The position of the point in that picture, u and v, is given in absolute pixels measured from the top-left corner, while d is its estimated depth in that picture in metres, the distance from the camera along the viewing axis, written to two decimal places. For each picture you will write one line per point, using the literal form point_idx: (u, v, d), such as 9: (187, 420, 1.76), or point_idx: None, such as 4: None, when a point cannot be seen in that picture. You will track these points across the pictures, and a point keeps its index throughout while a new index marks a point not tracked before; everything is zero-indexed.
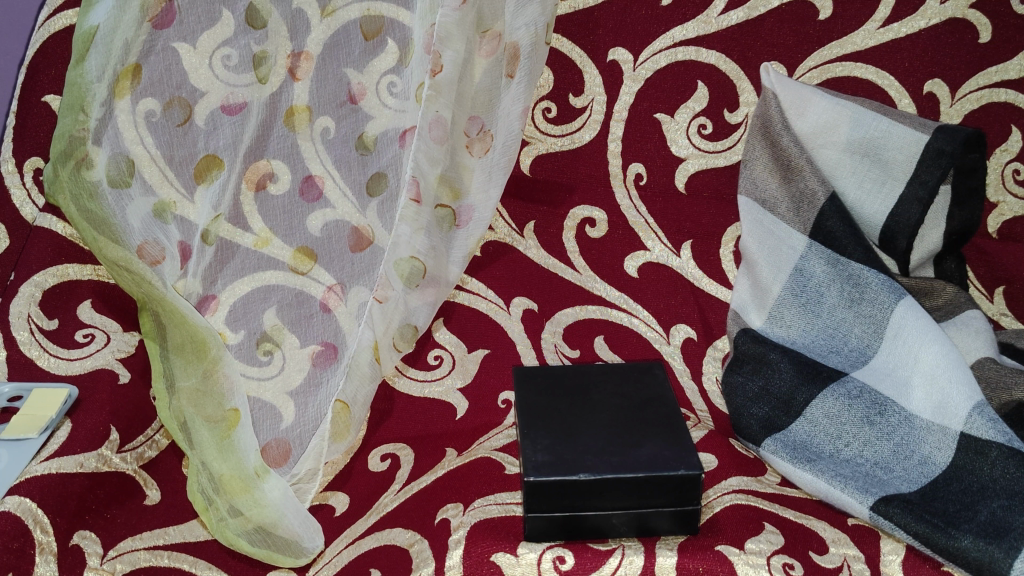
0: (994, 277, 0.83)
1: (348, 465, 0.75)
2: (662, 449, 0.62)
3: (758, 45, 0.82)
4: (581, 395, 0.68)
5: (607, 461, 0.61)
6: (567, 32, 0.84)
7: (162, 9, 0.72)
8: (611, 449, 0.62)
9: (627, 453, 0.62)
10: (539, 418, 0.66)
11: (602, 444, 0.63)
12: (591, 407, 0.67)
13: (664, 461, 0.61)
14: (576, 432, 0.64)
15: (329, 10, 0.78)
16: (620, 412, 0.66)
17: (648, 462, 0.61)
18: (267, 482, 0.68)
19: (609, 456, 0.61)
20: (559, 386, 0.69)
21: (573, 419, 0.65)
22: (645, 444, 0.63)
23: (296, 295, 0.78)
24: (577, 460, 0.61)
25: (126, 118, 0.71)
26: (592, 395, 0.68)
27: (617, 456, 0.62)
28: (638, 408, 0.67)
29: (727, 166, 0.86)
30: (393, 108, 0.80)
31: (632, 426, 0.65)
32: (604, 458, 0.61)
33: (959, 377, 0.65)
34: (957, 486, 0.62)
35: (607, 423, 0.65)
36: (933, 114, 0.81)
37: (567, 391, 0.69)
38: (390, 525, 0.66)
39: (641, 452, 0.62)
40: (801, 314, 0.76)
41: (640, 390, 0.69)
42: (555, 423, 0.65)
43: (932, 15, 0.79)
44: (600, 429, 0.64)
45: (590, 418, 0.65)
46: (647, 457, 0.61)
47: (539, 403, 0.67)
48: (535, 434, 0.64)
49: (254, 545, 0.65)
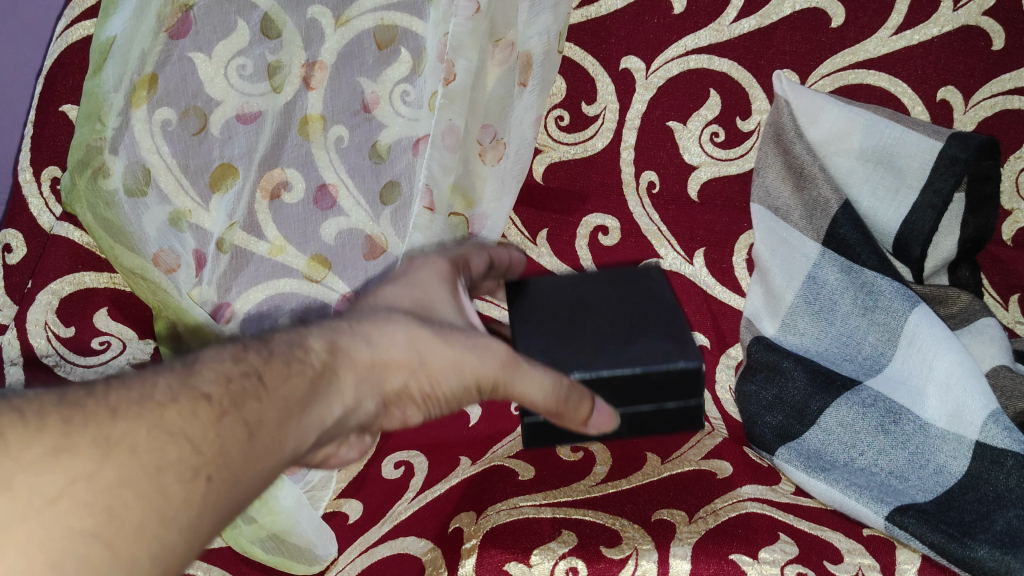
0: (1009, 284, 0.82)
1: (362, 471, 0.80)
2: (661, 342, 0.58)
3: (770, 53, 0.80)
4: (575, 292, 0.63)
5: (602, 357, 0.57)
6: (580, 40, 0.84)
7: (179, 19, 0.70)
8: (605, 345, 0.58)
9: (623, 348, 0.57)
10: (531, 321, 0.61)
11: (596, 344, 0.58)
12: (586, 308, 0.61)
13: (663, 354, 0.57)
14: (569, 335, 0.59)
15: (344, 20, 0.77)
16: (617, 305, 0.61)
17: (646, 356, 0.57)
18: (282, 490, 0.72)
19: (604, 352, 0.57)
20: (549, 289, 0.64)
21: (565, 318, 0.61)
22: (641, 339, 0.58)
23: (309, 302, 0.80)
24: (570, 361, 0.57)
25: (143, 127, 0.69)
26: (588, 293, 0.63)
27: (613, 351, 0.57)
28: (636, 300, 0.61)
29: (740, 174, 0.85)
30: (406, 117, 0.82)
31: (628, 321, 0.60)
32: (598, 355, 0.57)
33: (974, 385, 0.65)
34: (973, 496, 0.62)
35: (602, 319, 0.60)
36: (945, 122, 0.79)
37: (562, 290, 0.63)
38: (404, 534, 0.67)
39: (638, 347, 0.57)
40: (814, 321, 0.76)
41: (638, 289, 0.62)
42: (544, 327, 0.60)
43: (944, 22, 0.76)
44: (592, 325, 0.60)
45: (583, 315, 0.61)
46: (644, 351, 0.57)
47: (529, 306, 0.62)
48: (523, 336, 0.59)
49: (268, 552, 0.71)
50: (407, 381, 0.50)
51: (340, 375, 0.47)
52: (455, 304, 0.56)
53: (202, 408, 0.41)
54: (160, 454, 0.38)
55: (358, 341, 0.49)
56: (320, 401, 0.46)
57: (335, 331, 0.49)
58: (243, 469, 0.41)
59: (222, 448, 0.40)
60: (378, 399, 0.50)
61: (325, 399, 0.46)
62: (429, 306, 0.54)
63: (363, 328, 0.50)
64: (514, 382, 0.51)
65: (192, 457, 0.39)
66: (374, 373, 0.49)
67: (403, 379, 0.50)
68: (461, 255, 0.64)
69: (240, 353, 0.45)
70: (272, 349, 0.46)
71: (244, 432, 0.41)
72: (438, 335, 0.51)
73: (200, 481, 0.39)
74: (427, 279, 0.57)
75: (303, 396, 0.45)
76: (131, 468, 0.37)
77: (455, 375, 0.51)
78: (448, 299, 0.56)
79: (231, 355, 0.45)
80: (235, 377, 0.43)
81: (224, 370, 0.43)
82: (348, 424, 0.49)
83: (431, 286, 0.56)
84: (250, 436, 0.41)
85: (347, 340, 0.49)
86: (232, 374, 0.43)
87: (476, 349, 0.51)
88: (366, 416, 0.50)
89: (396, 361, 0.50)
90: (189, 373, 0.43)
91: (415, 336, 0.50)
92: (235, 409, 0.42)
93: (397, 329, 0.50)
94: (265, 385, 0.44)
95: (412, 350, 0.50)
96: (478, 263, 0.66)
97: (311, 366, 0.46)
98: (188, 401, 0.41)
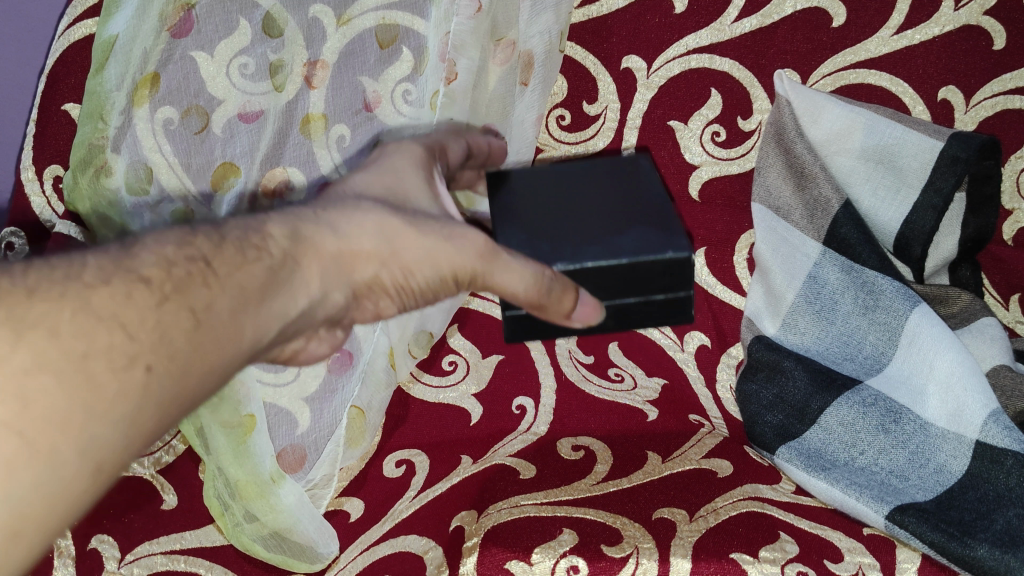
0: (1010, 284, 0.81)
1: (363, 470, 0.80)
2: (649, 233, 0.57)
3: (772, 52, 0.80)
4: (561, 187, 0.62)
5: (588, 248, 0.57)
6: (581, 40, 0.84)
7: (181, 18, 0.70)
8: (591, 237, 0.57)
9: (610, 239, 0.57)
10: (515, 214, 0.60)
11: (581, 234, 0.58)
12: (571, 200, 0.61)
13: (651, 244, 0.56)
14: (553, 227, 0.59)
15: (345, 19, 0.77)
16: (605, 198, 0.61)
17: (633, 246, 0.56)
18: (283, 488, 0.74)
19: (590, 244, 0.57)
20: (535, 183, 0.63)
21: (550, 212, 0.60)
22: (629, 230, 0.58)
23: None
24: (556, 253, 0.56)
25: (145, 126, 0.70)
26: (575, 187, 0.62)
27: (599, 242, 0.57)
28: (624, 194, 0.61)
29: (740, 173, 0.85)
30: (408, 116, 0.81)
31: (616, 214, 0.59)
32: (584, 246, 0.57)
33: (974, 384, 0.65)
34: (973, 495, 0.62)
35: (589, 212, 0.60)
36: (946, 122, 0.79)
37: (549, 185, 0.62)
38: (406, 532, 0.68)
39: (626, 237, 0.57)
40: (815, 321, 0.77)
41: (623, 181, 0.62)
42: (529, 220, 0.60)
43: (945, 22, 0.76)
44: (578, 217, 0.59)
45: (569, 209, 0.60)
46: (632, 241, 0.57)
47: (514, 199, 0.61)
48: (507, 227, 0.59)
49: (270, 550, 0.71)
50: (379, 273, 0.51)
51: (303, 264, 0.48)
52: (429, 194, 0.58)
53: (142, 292, 0.40)
54: (91, 340, 0.38)
55: (323, 229, 0.49)
56: (281, 291, 0.46)
57: (298, 219, 0.49)
58: (186, 358, 0.41)
59: (163, 337, 0.40)
60: (347, 290, 0.51)
61: (288, 290, 0.47)
62: (403, 201, 0.56)
63: (329, 217, 0.50)
64: (493, 274, 0.52)
65: (127, 343, 0.39)
66: (340, 263, 0.50)
67: (373, 270, 0.51)
68: (435, 142, 0.64)
69: (187, 238, 0.45)
70: (227, 236, 0.46)
71: (191, 320, 0.41)
72: (411, 225, 0.52)
73: (138, 371, 0.38)
74: (401, 168, 0.58)
75: (261, 284, 0.45)
76: (51, 351, 0.36)
77: (430, 266, 0.52)
78: (423, 189, 0.58)
79: (179, 240, 0.44)
80: (179, 262, 0.43)
81: (167, 256, 0.43)
82: (317, 317, 0.50)
83: (406, 177, 0.58)
84: (196, 328, 0.41)
85: (308, 225, 0.49)
86: (175, 257, 0.43)
87: (452, 241, 0.52)
88: (335, 309, 0.51)
89: (365, 252, 0.50)
90: (127, 256, 0.42)
91: (386, 225, 0.51)
92: (179, 294, 0.42)
93: (369, 217, 0.51)
94: (214, 270, 0.44)
95: (382, 239, 0.51)
96: (453, 152, 0.67)
97: (271, 255, 0.46)
98: (125, 284, 0.40)
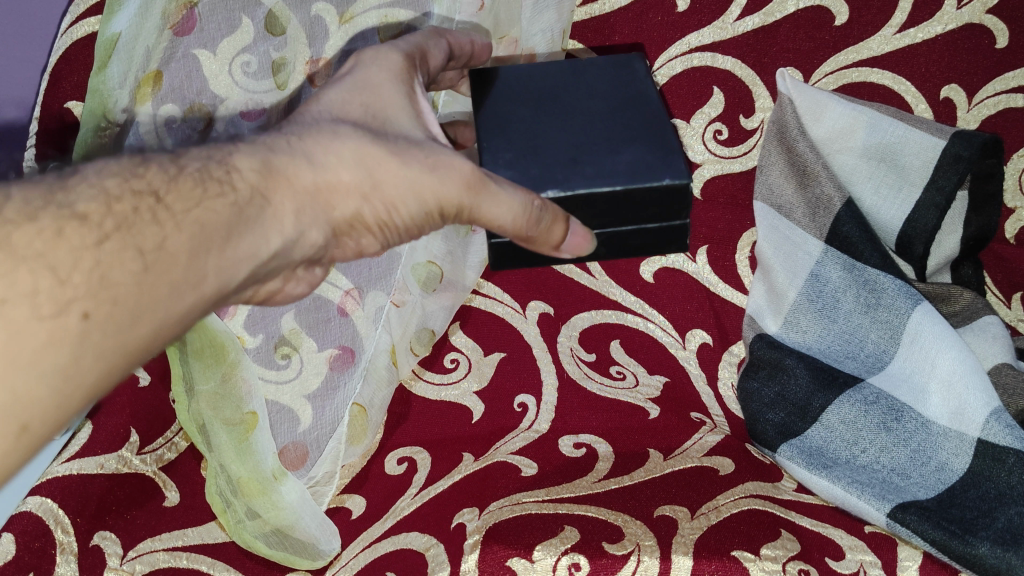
0: (1012, 282, 0.81)
1: (366, 467, 0.79)
2: (645, 154, 0.56)
3: (774, 51, 0.80)
4: (551, 99, 0.60)
5: (579, 172, 0.55)
6: (583, 38, 0.84)
7: (183, 16, 0.70)
8: (583, 157, 0.56)
9: (604, 160, 0.56)
10: (504, 126, 0.58)
11: (574, 151, 0.57)
12: (563, 109, 0.59)
13: (647, 169, 0.55)
14: (544, 140, 0.57)
15: (348, 16, 0.77)
16: (598, 112, 0.59)
17: (628, 170, 0.55)
18: (285, 485, 0.75)
19: (582, 166, 0.56)
20: (525, 92, 0.61)
21: (539, 125, 0.58)
22: (624, 150, 0.57)
23: (313, 300, 0.81)
24: (545, 175, 0.55)
25: (148, 123, 0.71)
26: (567, 100, 0.60)
27: (592, 165, 0.56)
28: (619, 109, 0.59)
29: (742, 172, 0.86)
30: None
31: (610, 131, 0.58)
32: (575, 168, 0.56)
33: (975, 383, 0.66)
34: (974, 494, 0.62)
35: (581, 128, 0.58)
36: (949, 121, 0.79)
37: (539, 96, 0.60)
38: (407, 529, 0.68)
39: (620, 158, 0.56)
40: (817, 319, 0.76)
41: (618, 94, 0.60)
42: (518, 131, 0.58)
43: (948, 20, 0.75)
44: (570, 133, 0.58)
45: (560, 123, 0.58)
46: (627, 162, 0.56)
47: (502, 109, 0.59)
48: (495, 143, 0.57)
49: (271, 547, 0.72)
50: (360, 208, 0.51)
51: (274, 201, 0.47)
52: (411, 109, 0.56)
53: (76, 230, 0.40)
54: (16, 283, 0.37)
55: (296, 159, 0.48)
56: (246, 228, 0.45)
57: (270, 150, 0.48)
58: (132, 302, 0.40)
59: (100, 279, 0.39)
60: (326, 228, 0.50)
61: (259, 228, 0.46)
62: (383, 120, 0.54)
63: (303, 145, 0.49)
64: (480, 205, 0.52)
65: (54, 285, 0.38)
66: (317, 199, 0.49)
67: (354, 206, 0.50)
68: (416, 48, 0.61)
69: (135, 172, 0.43)
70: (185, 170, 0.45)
71: (140, 263, 0.41)
72: (390, 153, 0.51)
73: (72, 317, 0.38)
74: (377, 80, 0.56)
75: (225, 224, 0.44)
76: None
77: (414, 199, 0.51)
78: (404, 108, 0.55)
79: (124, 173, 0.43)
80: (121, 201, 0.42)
81: (110, 192, 0.42)
82: (292, 255, 0.50)
83: (384, 91, 0.55)
84: (144, 270, 0.41)
85: (279, 159, 0.48)
86: (119, 195, 0.42)
87: (436, 170, 0.51)
88: (313, 249, 0.51)
89: (343, 184, 0.50)
90: (61, 190, 0.41)
91: (362, 153, 0.50)
92: (121, 232, 0.41)
93: (348, 145, 0.50)
94: (163, 203, 0.43)
95: (361, 168, 0.50)
96: (434, 55, 0.63)
97: (236, 192, 0.45)
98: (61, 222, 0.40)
